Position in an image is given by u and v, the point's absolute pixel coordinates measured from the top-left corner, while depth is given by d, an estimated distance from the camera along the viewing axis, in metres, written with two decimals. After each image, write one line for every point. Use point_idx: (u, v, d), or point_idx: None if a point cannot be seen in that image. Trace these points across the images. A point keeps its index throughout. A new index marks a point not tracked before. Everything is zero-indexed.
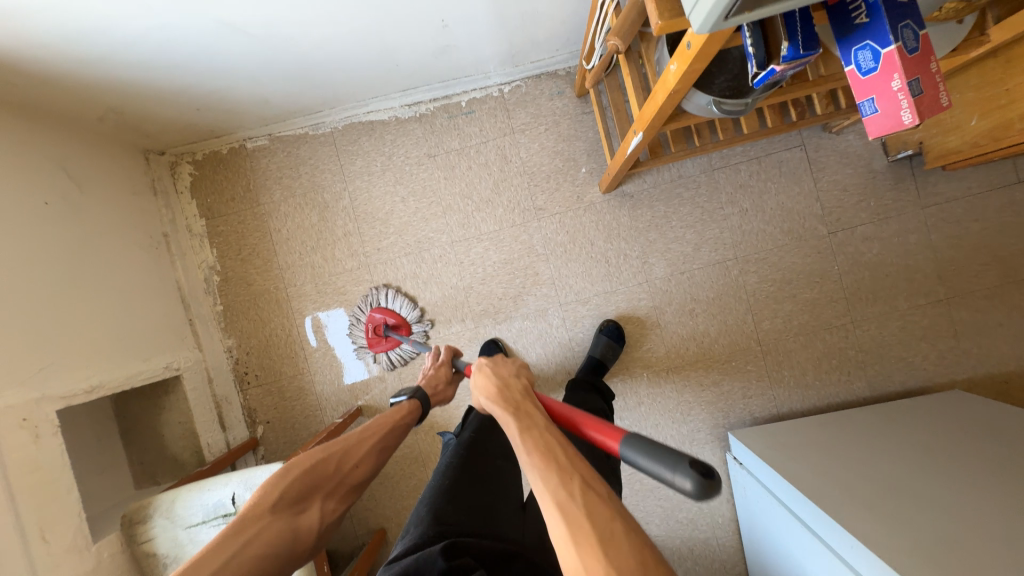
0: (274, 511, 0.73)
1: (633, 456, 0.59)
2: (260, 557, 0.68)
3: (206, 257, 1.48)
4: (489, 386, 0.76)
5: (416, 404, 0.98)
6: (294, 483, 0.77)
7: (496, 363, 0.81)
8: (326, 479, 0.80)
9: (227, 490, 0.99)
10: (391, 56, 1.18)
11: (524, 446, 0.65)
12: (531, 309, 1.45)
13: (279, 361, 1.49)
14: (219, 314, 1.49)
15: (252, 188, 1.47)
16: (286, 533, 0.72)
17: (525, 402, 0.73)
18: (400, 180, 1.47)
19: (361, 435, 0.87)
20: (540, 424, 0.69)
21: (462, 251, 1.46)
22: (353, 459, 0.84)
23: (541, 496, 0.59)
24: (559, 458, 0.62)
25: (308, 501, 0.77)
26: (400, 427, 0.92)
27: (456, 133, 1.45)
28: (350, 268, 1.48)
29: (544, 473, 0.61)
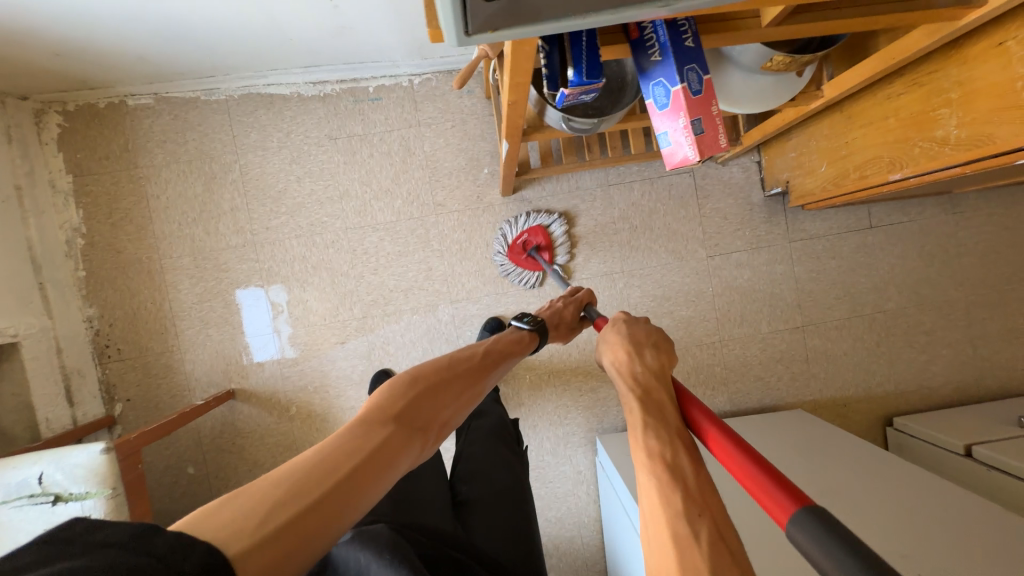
0: (392, 427, 0.64)
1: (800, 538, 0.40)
2: (378, 471, 0.58)
3: (70, 218, 1.37)
4: (617, 356, 0.71)
5: (534, 335, 0.96)
6: (411, 399, 0.69)
7: (633, 327, 0.76)
8: (439, 408, 0.72)
9: (35, 469, 0.92)
10: (280, 28, 1.14)
11: (653, 444, 0.56)
12: (422, 304, 1.45)
13: (146, 336, 1.40)
14: (81, 281, 1.38)
15: (130, 150, 1.37)
16: (401, 455, 0.62)
17: (654, 387, 0.65)
18: (296, 159, 1.42)
19: (474, 361, 0.83)
20: (673, 426, 0.59)
21: (356, 239, 1.44)
22: (468, 392, 0.78)
23: (649, 509, 0.52)
24: (686, 470, 0.54)
25: (422, 422, 0.68)
26: (503, 362, 0.88)
27: (360, 118, 1.43)
28: (234, 245, 1.41)
29: (659, 487, 0.53)
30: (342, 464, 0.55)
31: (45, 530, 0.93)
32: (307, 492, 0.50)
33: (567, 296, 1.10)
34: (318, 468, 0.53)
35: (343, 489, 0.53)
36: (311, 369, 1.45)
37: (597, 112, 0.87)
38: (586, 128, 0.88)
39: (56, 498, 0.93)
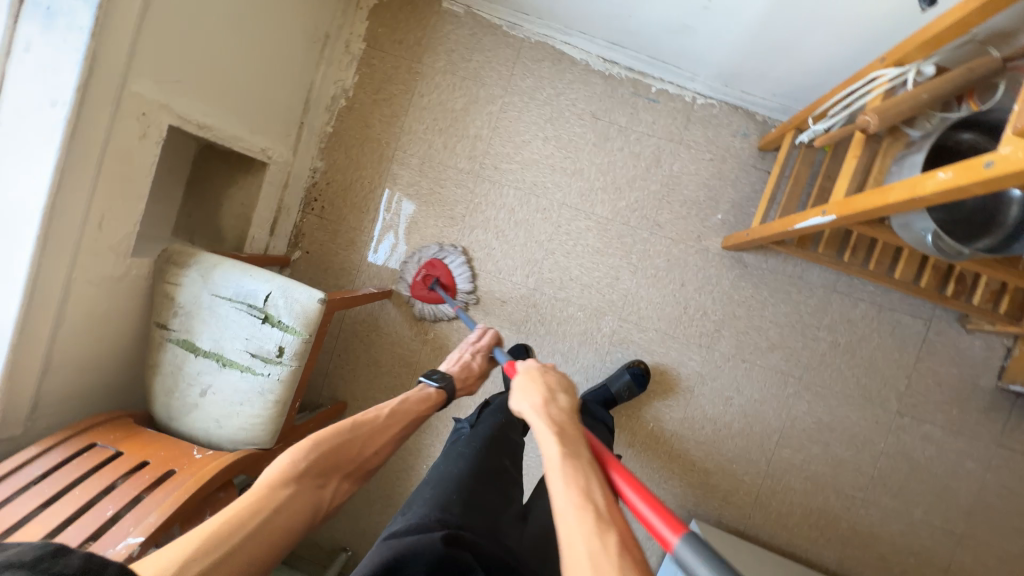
0: (295, 489, 0.71)
1: (687, 557, 0.51)
2: (273, 533, 0.66)
3: (345, 79, 1.47)
4: (535, 397, 0.76)
5: (439, 394, 0.99)
6: (319, 456, 0.75)
7: (549, 373, 0.85)
8: (348, 460, 0.80)
9: (266, 287, 1.00)
10: None
11: (571, 471, 0.62)
12: (591, 306, 1.43)
13: (349, 207, 1.49)
14: (325, 135, 1.48)
15: (421, 45, 1.44)
16: (302, 515, 0.71)
17: (546, 417, 0.72)
18: (553, 120, 1.43)
19: (376, 424, 0.85)
20: (583, 458, 0.65)
21: (565, 217, 1.43)
22: (375, 446, 0.84)
23: (566, 527, 0.55)
24: (598, 503, 0.58)
25: (329, 478, 0.77)
26: (409, 422, 0.91)
27: (629, 111, 1.41)
28: (460, 168, 1.46)
29: (575, 508, 0.57)
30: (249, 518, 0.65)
31: (245, 340, 1.01)
32: (218, 547, 0.60)
33: (467, 347, 1.14)
34: (222, 530, 0.62)
35: (245, 548, 0.63)
36: (464, 309, 1.47)
37: (988, 228, 0.80)
38: (945, 252, 0.81)
39: (266, 319, 1.00)
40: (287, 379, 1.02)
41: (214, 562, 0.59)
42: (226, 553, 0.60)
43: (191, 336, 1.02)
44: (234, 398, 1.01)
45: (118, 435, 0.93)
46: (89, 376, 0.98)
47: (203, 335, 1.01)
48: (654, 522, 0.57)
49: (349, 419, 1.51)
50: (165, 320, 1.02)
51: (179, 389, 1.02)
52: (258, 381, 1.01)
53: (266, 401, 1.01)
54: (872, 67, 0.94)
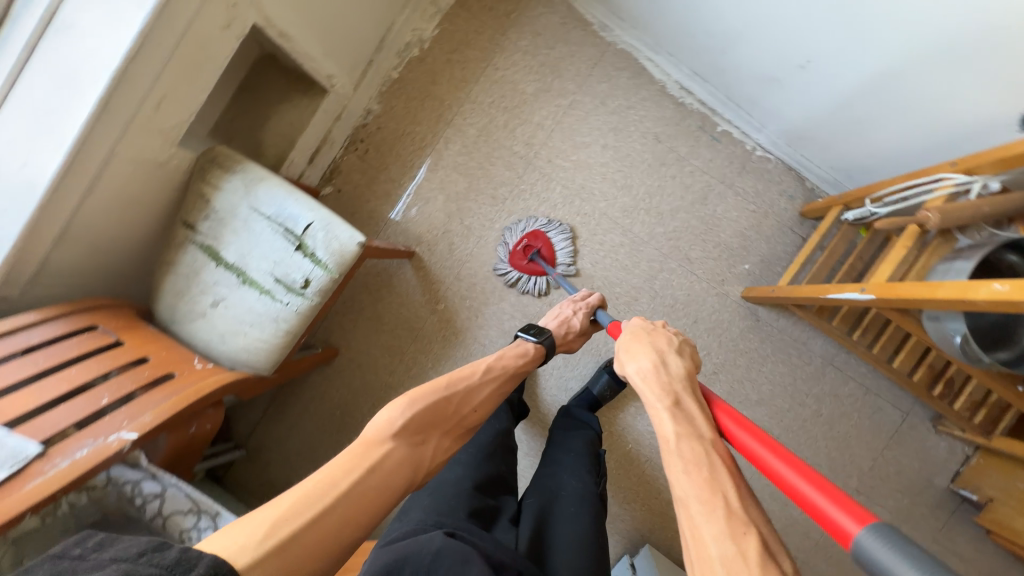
0: (395, 442, 0.66)
1: (869, 546, 0.46)
2: (375, 490, 0.61)
3: (424, 30, 1.43)
4: (642, 364, 0.74)
5: (538, 351, 1.02)
6: (421, 410, 0.71)
7: (669, 340, 0.80)
8: (445, 418, 0.75)
9: (308, 216, 0.97)
10: (740, 29, 1.15)
11: (693, 455, 0.59)
12: (604, 319, 1.44)
13: (393, 158, 1.45)
14: (388, 80, 1.44)
15: (509, 19, 1.43)
16: (404, 472, 0.65)
17: (661, 387, 0.70)
18: (616, 129, 1.43)
19: (475, 379, 0.84)
20: (705, 438, 0.62)
21: (603, 227, 1.44)
22: (473, 404, 0.81)
23: (684, 511, 0.55)
24: (728, 492, 0.54)
25: (428, 433, 0.71)
26: (507, 379, 0.90)
27: (691, 142, 1.43)
28: (514, 150, 1.44)
29: (700, 497, 0.54)
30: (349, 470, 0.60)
31: (272, 263, 0.97)
32: (308, 503, 0.55)
33: (572, 304, 1.16)
34: (315, 486, 0.57)
35: (344, 502, 0.57)
36: (481, 289, 1.45)
37: (1006, 341, 0.87)
38: (968, 357, 0.87)
39: (299, 248, 0.96)
40: (304, 313, 0.98)
41: (310, 520, 0.54)
42: (320, 510, 0.55)
43: (216, 244, 0.97)
44: (244, 319, 0.97)
45: (120, 323, 0.88)
46: (102, 256, 0.94)
47: (230, 247, 0.97)
48: (824, 512, 0.51)
49: (336, 367, 1.48)
50: (193, 221, 0.98)
51: (190, 294, 0.98)
52: (274, 307, 0.97)
53: (276, 329, 0.98)
54: (940, 166, 0.96)
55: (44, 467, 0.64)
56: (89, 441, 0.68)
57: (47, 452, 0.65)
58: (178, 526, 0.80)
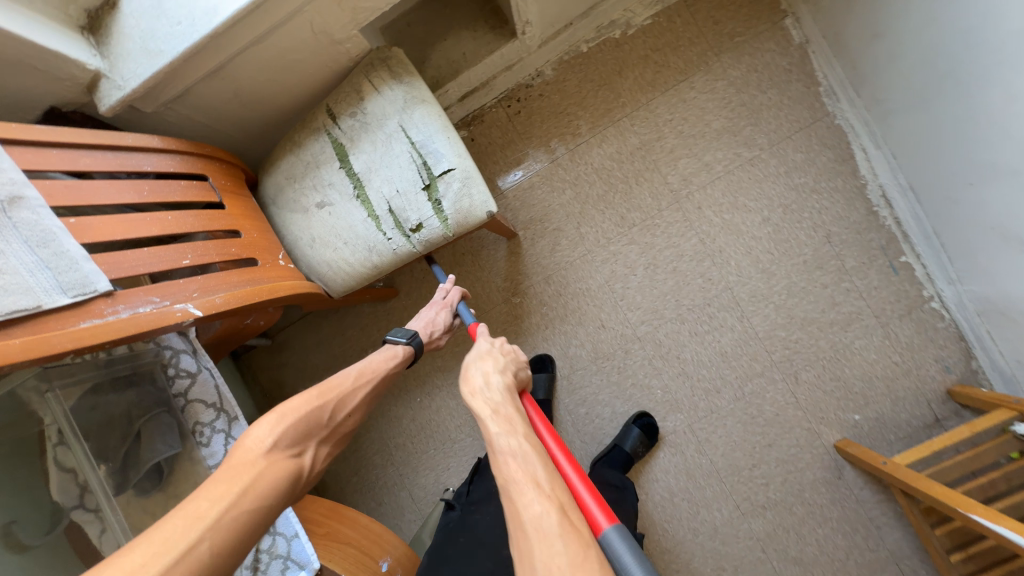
0: (267, 459, 0.61)
1: (611, 544, 0.49)
2: (254, 512, 0.56)
3: (637, 15, 1.28)
4: (470, 374, 0.69)
5: (408, 354, 0.88)
6: (287, 425, 0.65)
7: (494, 350, 0.76)
8: (319, 428, 0.70)
9: (451, 160, 0.86)
10: (999, 167, 0.94)
11: (517, 446, 0.57)
12: (672, 394, 1.28)
13: (539, 131, 1.32)
14: (575, 51, 1.30)
15: (733, 42, 1.25)
16: (284, 479, 0.62)
17: (488, 399, 0.65)
18: (787, 207, 1.24)
19: (339, 388, 0.75)
20: (518, 430, 0.60)
21: (720, 301, 1.27)
22: (339, 409, 0.74)
23: (510, 504, 0.52)
24: (536, 467, 0.55)
25: (306, 445, 0.67)
26: (382, 383, 0.82)
27: (862, 259, 1.22)
28: (668, 179, 1.28)
29: (518, 477, 0.54)
30: (226, 495, 0.56)
31: (394, 191, 0.87)
32: (175, 545, 0.49)
33: (429, 305, 0.99)
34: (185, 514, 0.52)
35: (220, 531, 0.52)
36: (562, 302, 1.33)
37: None
38: None
39: (427, 189, 0.86)
40: (400, 255, 0.90)
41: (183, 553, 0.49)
42: (195, 539, 0.51)
43: (349, 145, 0.89)
44: (341, 233, 0.89)
45: (228, 184, 0.82)
46: (241, 109, 0.87)
47: (360, 155, 0.88)
48: (585, 506, 0.53)
49: (388, 309, 1.41)
50: (338, 112, 0.89)
51: (302, 182, 0.91)
52: (374, 236, 0.88)
53: (366, 258, 0.90)
54: None
55: (106, 310, 0.56)
56: (156, 300, 0.61)
57: (114, 293, 0.58)
58: (194, 415, 0.75)
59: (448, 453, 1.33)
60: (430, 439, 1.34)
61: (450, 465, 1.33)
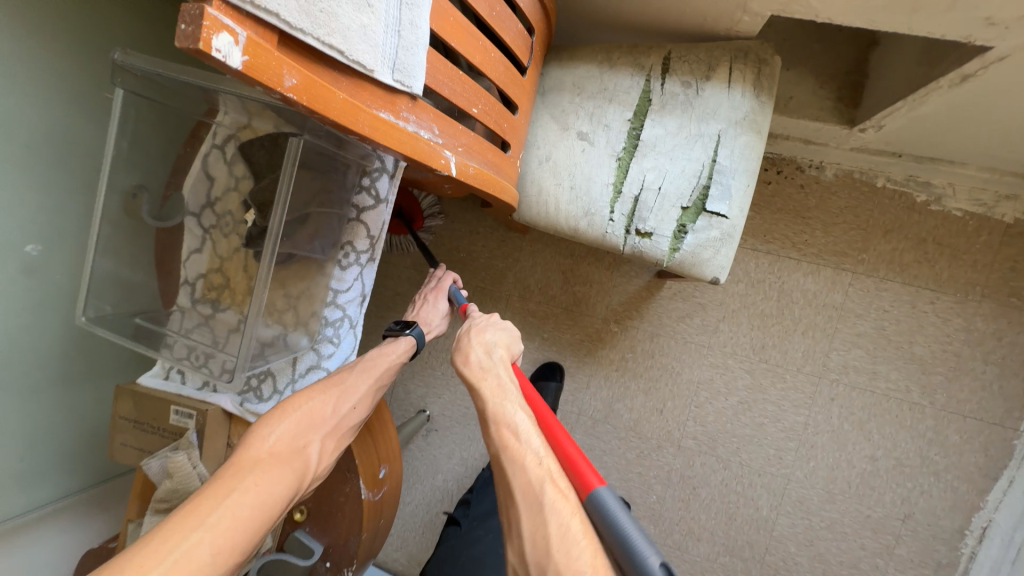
0: (270, 455, 0.57)
1: (604, 501, 0.50)
2: (243, 512, 0.51)
3: (955, 199, 1.10)
4: (466, 359, 0.68)
5: (409, 345, 0.74)
6: (281, 425, 0.60)
7: (494, 326, 0.73)
8: (322, 421, 0.63)
9: (730, 207, 0.74)
10: None
11: (524, 425, 0.59)
12: (660, 507, 1.25)
13: (768, 216, 1.18)
14: (869, 177, 1.14)
15: (1006, 298, 1.09)
16: (283, 476, 0.56)
17: (494, 378, 0.65)
18: (901, 464, 1.15)
19: (334, 378, 0.68)
20: (525, 419, 0.59)
21: (770, 480, 1.21)
22: (342, 402, 0.66)
23: (518, 500, 0.54)
24: (548, 461, 0.56)
25: (308, 439, 0.61)
26: (390, 377, 0.72)
27: (913, 556, 1.16)
28: (831, 352, 1.17)
29: (528, 473, 0.55)
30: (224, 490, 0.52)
31: (653, 185, 0.77)
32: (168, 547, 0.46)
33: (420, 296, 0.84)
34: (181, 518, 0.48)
35: (214, 533, 0.48)
36: (646, 362, 1.26)
37: None
38: None
39: (682, 211, 0.76)
40: (603, 240, 0.81)
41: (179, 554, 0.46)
42: (190, 544, 0.47)
43: (655, 109, 0.76)
44: (575, 176, 0.79)
45: (537, 51, 0.70)
46: None
47: (656, 126, 0.76)
48: (578, 465, 0.54)
49: (505, 237, 1.33)
50: (671, 69, 0.76)
51: (583, 100, 0.79)
52: (601, 206, 0.79)
53: (574, 217, 0.80)
54: None
55: (402, 113, 0.48)
56: (433, 132, 0.53)
57: (415, 100, 0.49)
58: (350, 234, 0.67)
59: (447, 386, 1.37)
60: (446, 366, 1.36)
61: (442, 393, 1.37)
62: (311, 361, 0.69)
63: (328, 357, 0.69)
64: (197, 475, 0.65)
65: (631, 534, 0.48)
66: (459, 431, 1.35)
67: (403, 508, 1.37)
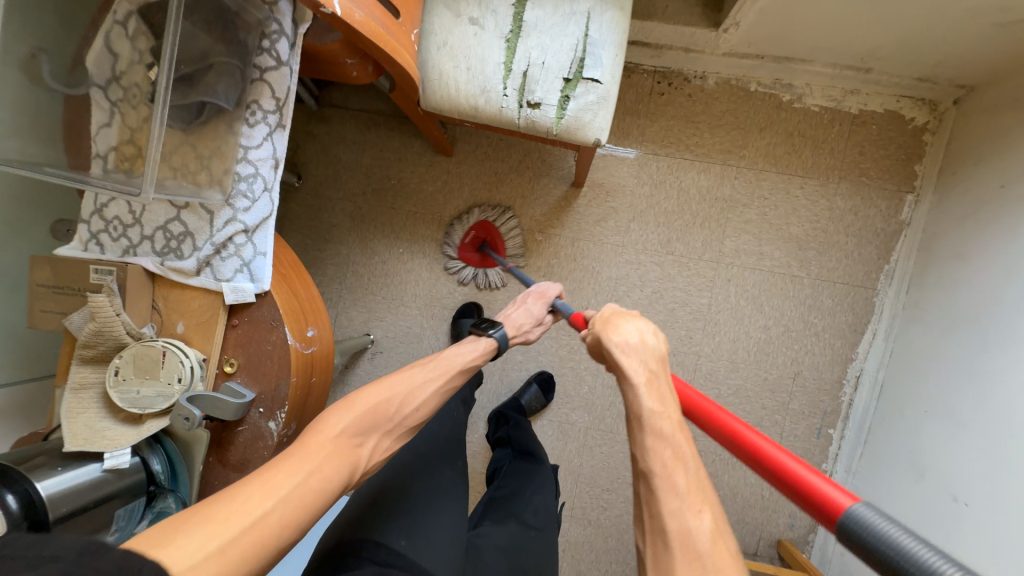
0: (335, 445, 0.64)
1: (867, 517, 0.43)
2: (310, 491, 0.58)
3: (813, 97, 1.29)
4: (612, 341, 0.67)
5: (490, 348, 0.87)
6: (350, 418, 0.67)
7: (631, 321, 0.70)
8: (385, 421, 0.71)
9: (603, 73, 0.86)
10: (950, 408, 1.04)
11: (673, 430, 0.56)
12: (592, 396, 1.38)
13: (665, 123, 1.33)
14: (744, 83, 1.31)
15: (859, 178, 1.29)
16: (344, 470, 0.62)
17: (641, 365, 0.63)
18: (788, 331, 1.33)
19: (408, 381, 0.76)
20: (674, 415, 0.58)
21: (684, 358, 1.36)
22: (404, 404, 0.73)
23: (646, 484, 0.53)
24: (691, 467, 0.54)
25: (368, 436, 0.68)
26: (454, 381, 0.81)
27: (805, 408, 1.34)
28: (725, 238, 1.33)
29: (674, 474, 0.53)
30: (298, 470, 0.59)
31: (538, 60, 0.87)
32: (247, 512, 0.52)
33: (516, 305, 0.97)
34: (259, 489, 0.54)
35: (286, 505, 0.55)
36: (571, 267, 1.38)
37: None
38: None
39: (564, 82, 0.87)
40: (501, 116, 0.90)
41: (259, 517, 0.52)
42: (267, 510, 0.53)
43: None
44: (470, 57, 0.88)
45: None
46: None
47: (536, 8, 0.87)
48: (810, 484, 0.48)
49: (433, 161, 1.41)
50: None
51: None
52: (495, 83, 0.88)
53: (473, 96, 0.90)
54: None
55: None
56: None
57: None
58: (255, 93, 0.73)
59: (389, 308, 1.43)
60: (385, 289, 1.43)
61: (384, 316, 1.43)
62: (228, 217, 0.73)
63: (244, 213, 0.74)
64: (121, 321, 0.70)
65: (923, 554, 0.39)
66: (403, 349, 1.42)
67: None
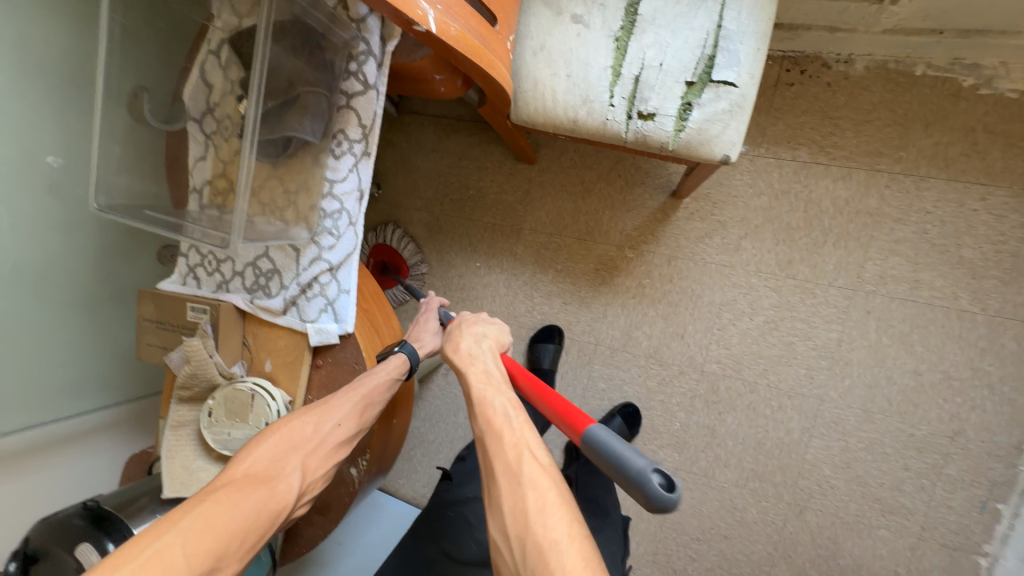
0: (245, 474, 0.57)
1: (597, 437, 0.53)
2: (217, 521, 0.51)
3: (1011, 79, 0.98)
4: (457, 345, 0.71)
5: (406, 362, 0.72)
6: (266, 447, 0.61)
7: (483, 321, 0.76)
8: (303, 442, 0.63)
9: (738, 74, 0.69)
10: None
11: (505, 407, 0.60)
12: (684, 435, 1.22)
13: (794, 120, 1.10)
14: (907, 66, 1.03)
15: None
16: (256, 495, 0.55)
17: (479, 365, 0.66)
18: (948, 379, 1.07)
19: (326, 399, 0.67)
20: (507, 402, 0.61)
21: (802, 400, 1.15)
22: (325, 422, 0.65)
23: (505, 478, 0.54)
24: (538, 450, 0.56)
25: (286, 461, 0.61)
26: (387, 394, 0.70)
27: (965, 475, 1.07)
28: (867, 261, 1.09)
29: (515, 456, 0.55)
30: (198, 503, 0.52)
31: (654, 61, 0.72)
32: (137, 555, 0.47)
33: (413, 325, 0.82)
34: (153, 526, 0.49)
35: (186, 536, 0.49)
36: (666, 288, 1.22)
37: None
38: None
39: (687, 87, 0.71)
40: (604, 129, 0.77)
41: (148, 557, 0.47)
42: (159, 547, 0.47)
43: None
44: (571, 62, 0.76)
45: None
46: None
47: None
48: (574, 413, 0.58)
49: (514, 169, 1.31)
50: None
51: None
52: (600, 92, 0.75)
53: (572, 107, 0.77)
54: None
55: None
56: None
57: None
58: (342, 122, 0.67)
59: None
60: (461, 304, 1.37)
61: None
62: (314, 255, 0.69)
63: (329, 251, 0.69)
64: (214, 363, 0.69)
65: (619, 448, 0.51)
66: None
67: (426, 445, 1.40)
